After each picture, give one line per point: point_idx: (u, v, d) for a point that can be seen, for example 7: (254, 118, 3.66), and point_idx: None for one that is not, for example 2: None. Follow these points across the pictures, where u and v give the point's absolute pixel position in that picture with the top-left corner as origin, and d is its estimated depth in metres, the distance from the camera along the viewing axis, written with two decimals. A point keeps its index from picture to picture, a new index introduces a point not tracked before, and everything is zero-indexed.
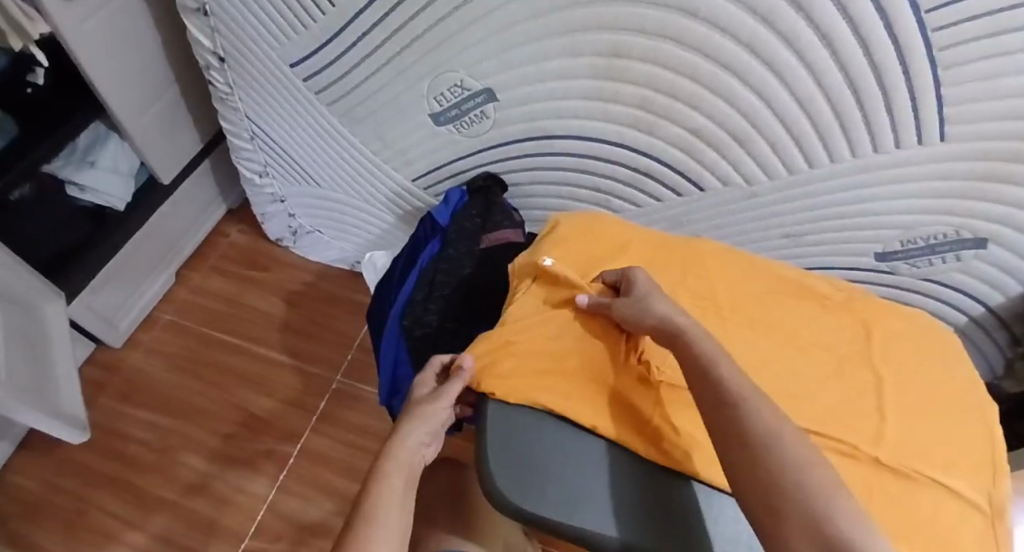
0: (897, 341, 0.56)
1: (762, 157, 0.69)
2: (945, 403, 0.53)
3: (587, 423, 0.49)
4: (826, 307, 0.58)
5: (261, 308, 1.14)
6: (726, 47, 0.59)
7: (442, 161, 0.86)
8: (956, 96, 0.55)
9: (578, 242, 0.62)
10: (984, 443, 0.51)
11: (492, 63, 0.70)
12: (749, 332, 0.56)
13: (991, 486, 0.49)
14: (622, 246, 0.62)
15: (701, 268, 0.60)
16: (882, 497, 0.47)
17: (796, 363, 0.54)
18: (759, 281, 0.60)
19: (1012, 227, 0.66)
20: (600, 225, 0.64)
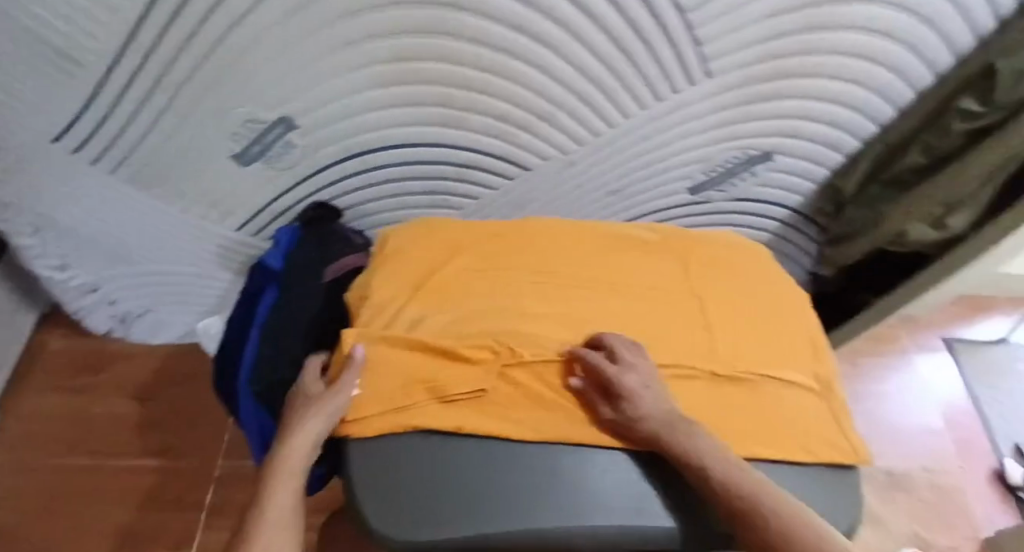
0: (710, 265, 0.62)
1: (568, 127, 0.72)
2: (765, 307, 0.60)
3: (451, 427, 0.47)
4: (648, 251, 0.63)
5: (109, 415, 1.01)
6: (496, 32, 0.61)
7: (264, 204, 0.80)
8: (708, 33, 0.61)
9: (409, 250, 0.60)
10: (805, 333, 0.59)
11: (282, 90, 0.65)
12: (588, 292, 0.58)
13: (819, 368, 0.56)
14: (454, 245, 0.61)
15: (532, 246, 0.62)
16: (734, 405, 0.51)
17: (635, 308, 0.57)
18: (585, 246, 0.63)
19: (790, 135, 0.74)
20: (429, 230, 0.63)
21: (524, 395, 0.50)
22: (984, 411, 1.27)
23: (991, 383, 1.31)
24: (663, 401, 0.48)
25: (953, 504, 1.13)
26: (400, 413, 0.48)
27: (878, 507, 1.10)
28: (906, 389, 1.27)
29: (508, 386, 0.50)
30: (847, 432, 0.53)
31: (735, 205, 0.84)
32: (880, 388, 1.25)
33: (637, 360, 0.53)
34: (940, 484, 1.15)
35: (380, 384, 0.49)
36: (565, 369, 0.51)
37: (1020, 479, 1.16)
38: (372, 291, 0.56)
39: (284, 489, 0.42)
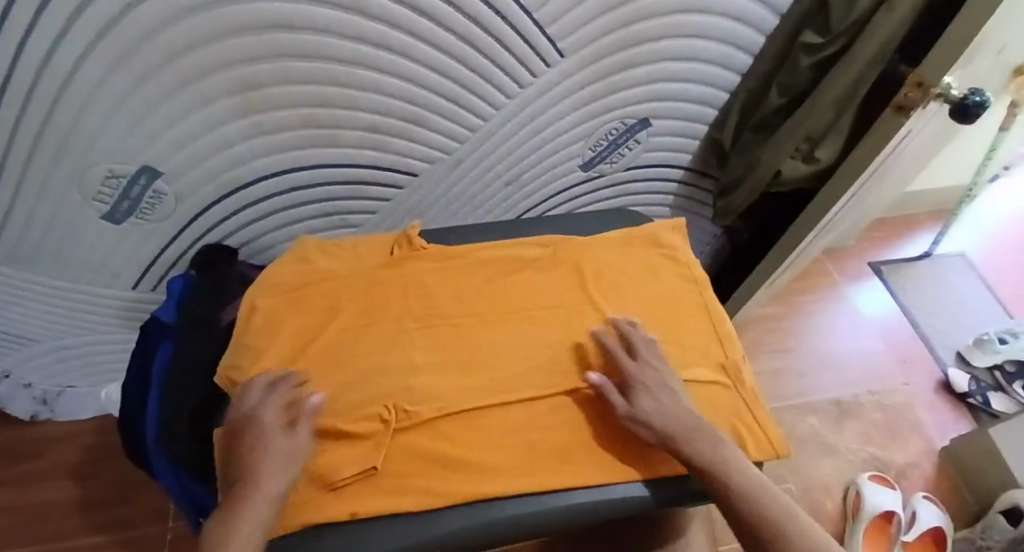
0: (601, 267, 0.62)
1: (443, 127, 0.71)
2: (661, 308, 0.59)
3: (344, 515, 0.43)
4: (536, 264, 0.61)
5: (47, 501, 0.97)
6: (340, 45, 0.59)
7: (153, 257, 0.77)
8: (549, 15, 0.62)
9: (281, 315, 0.55)
10: (704, 323, 0.59)
11: (136, 143, 0.62)
12: (479, 324, 0.56)
13: (723, 358, 0.56)
14: (322, 297, 0.56)
15: (414, 279, 0.59)
16: None
17: (531, 333, 0.56)
18: (469, 271, 0.60)
19: (658, 99, 0.76)
20: (297, 285, 0.57)
21: (420, 458, 0.47)
22: (921, 325, 1.32)
23: (923, 297, 1.36)
24: (671, 399, 0.50)
25: (906, 421, 1.18)
26: (296, 505, 0.44)
27: (833, 438, 1.13)
28: (844, 319, 1.30)
29: (404, 453, 0.47)
30: (758, 423, 0.53)
31: (629, 174, 0.85)
32: (819, 323, 1.29)
33: (534, 396, 0.51)
34: (887, 404, 1.19)
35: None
36: (461, 421, 0.49)
37: (965, 386, 1.21)
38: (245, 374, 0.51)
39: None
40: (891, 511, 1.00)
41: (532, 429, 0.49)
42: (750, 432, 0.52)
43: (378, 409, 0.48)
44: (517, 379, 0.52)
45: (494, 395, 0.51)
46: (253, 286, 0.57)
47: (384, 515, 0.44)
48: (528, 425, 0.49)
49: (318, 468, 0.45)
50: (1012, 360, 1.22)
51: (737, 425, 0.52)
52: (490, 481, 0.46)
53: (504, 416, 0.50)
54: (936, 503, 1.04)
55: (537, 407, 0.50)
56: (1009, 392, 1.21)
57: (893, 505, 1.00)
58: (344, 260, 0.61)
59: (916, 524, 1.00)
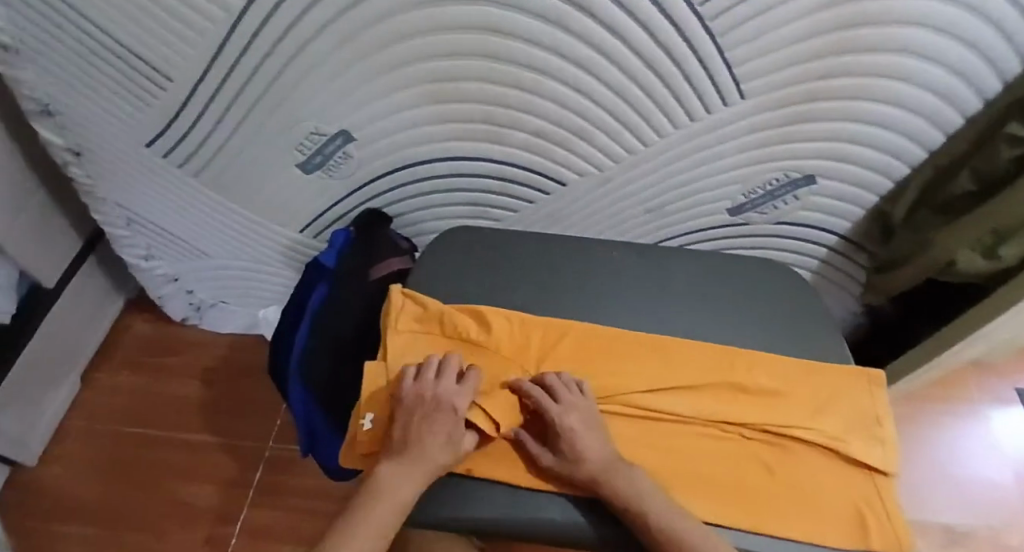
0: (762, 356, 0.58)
1: (603, 144, 0.75)
2: (813, 378, 0.57)
3: (461, 469, 0.50)
4: (671, 297, 0.63)
5: (177, 394, 1.10)
6: (538, 56, 0.65)
7: (325, 207, 0.88)
8: (741, 59, 0.63)
9: (434, 288, 0.63)
10: (861, 402, 0.56)
11: (341, 108, 0.73)
12: (618, 333, 0.58)
13: (865, 434, 0.54)
14: (472, 280, 0.64)
15: (557, 284, 0.63)
16: (764, 472, 0.51)
17: (672, 357, 0.57)
18: (594, 342, 0.58)
19: (828, 160, 0.74)
20: (454, 265, 0.65)
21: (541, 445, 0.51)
22: None
23: None
24: (602, 444, 0.49)
25: None
26: None
27: None
28: (974, 439, 1.18)
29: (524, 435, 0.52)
30: (889, 517, 0.49)
31: (773, 227, 0.85)
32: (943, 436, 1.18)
33: (651, 416, 0.53)
34: (1008, 544, 1.06)
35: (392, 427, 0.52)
36: None
37: None
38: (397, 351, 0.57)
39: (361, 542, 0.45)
40: None
41: (645, 445, 0.52)
42: (876, 519, 0.49)
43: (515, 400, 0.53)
44: (646, 396, 0.54)
45: (615, 403, 0.54)
46: (398, 290, 0.59)
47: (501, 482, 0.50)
48: (648, 444, 0.52)
49: None
50: None
51: (859, 506, 0.50)
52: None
53: (626, 427, 0.53)
54: None
55: (660, 428, 0.53)
56: None
57: None
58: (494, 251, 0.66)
59: None
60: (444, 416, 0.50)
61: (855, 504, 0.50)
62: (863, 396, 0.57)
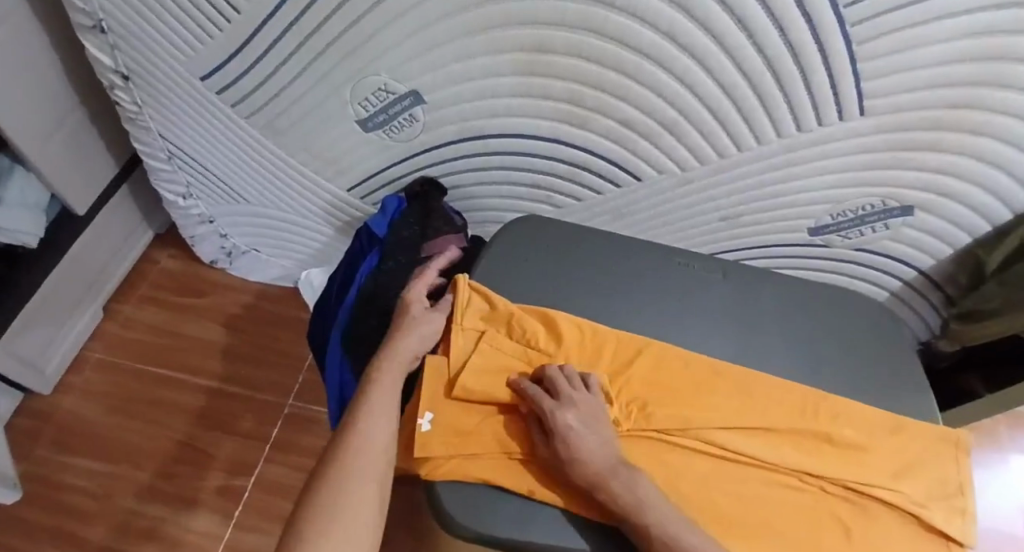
0: (842, 404, 0.53)
1: (694, 143, 0.69)
2: (899, 433, 0.52)
3: (522, 489, 0.45)
4: (755, 325, 0.58)
5: (200, 337, 1.08)
6: (646, 38, 0.59)
7: (378, 168, 0.82)
8: (872, 72, 0.57)
9: (499, 282, 0.59)
10: (952, 470, 0.51)
11: (416, 66, 0.67)
12: (692, 359, 0.54)
13: (949, 502, 0.49)
14: (541, 279, 0.59)
15: (632, 297, 0.59)
16: (837, 531, 0.47)
17: (747, 393, 0.53)
18: (668, 366, 0.53)
19: (933, 193, 0.69)
20: (522, 260, 0.61)
21: None
22: None
23: None
24: (605, 443, 0.46)
25: None
26: (483, 463, 0.46)
27: None
28: None
29: None
30: None
31: (851, 252, 0.80)
32: None
33: (724, 455, 0.49)
34: None
35: (450, 430, 0.49)
36: (652, 447, 0.49)
37: None
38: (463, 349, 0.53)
39: (360, 463, 0.46)
40: None
41: (714, 486, 0.48)
42: None
43: None
44: (718, 432, 0.50)
45: (687, 435, 0.50)
46: (463, 285, 0.55)
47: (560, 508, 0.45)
48: (717, 485, 0.48)
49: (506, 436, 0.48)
50: None
51: None
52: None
53: (693, 462, 0.49)
54: None
55: (728, 467, 0.49)
56: None
57: None
58: (568, 250, 0.61)
59: None
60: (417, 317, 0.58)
61: None
62: (951, 460, 0.51)
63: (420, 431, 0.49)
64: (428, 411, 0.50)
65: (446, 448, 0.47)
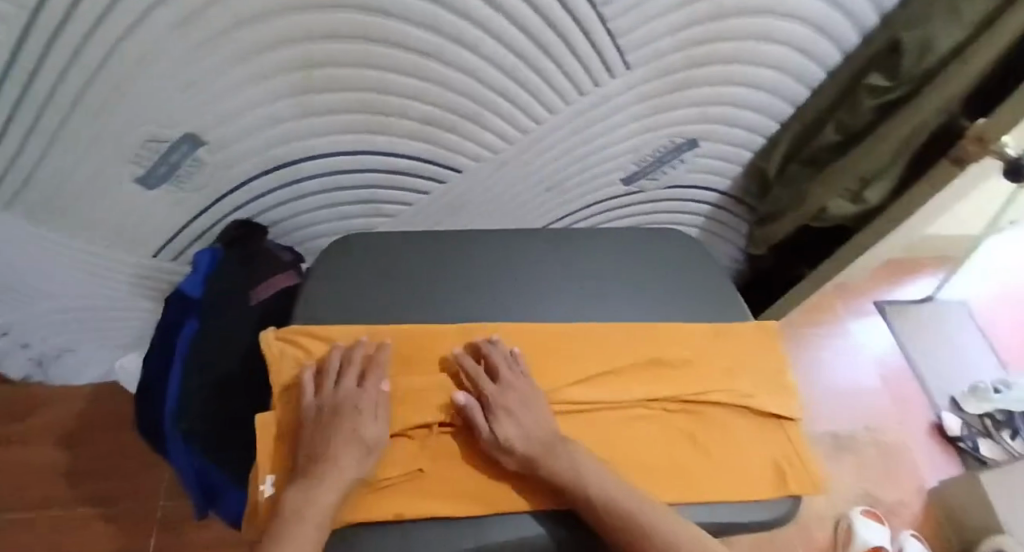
0: (670, 329, 0.57)
1: (496, 127, 0.71)
2: (720, 338, 0.58)
3: (388, 516, 0.44)
4: (584, 279, 0.62)
5: (35, 467, 0.93)
6: (415, 35, 0.58)
7: (180, 225, 0.75)
8: (622, 28, 0.61)
9: (320, 306, 0.55)
10: (769, 356, 0.58)
11: (182, 109, 0.60)
12: (529, 329, 0.55)
13: (770, 386, 0.56)
14: (367, 292, 0.57)
15: (465, 284, 0.59)
16: (689, 444, 0.51)
17: (586, 346, 0.55)
18: (508, 343, 0.54)
19: (709, 124, 0.76)
20: (341, 276, 0.57)
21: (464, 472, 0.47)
22: (917, 365, 1.32)
23: (922, 340, 1.36)
24: (540, 422, 0.48)
25: (899, 458, 1.19)
26: None
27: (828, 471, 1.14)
28: (845, 352, 1.30)
29: (446, 458, 0.48)
30: (800, 461, 0.52)
31: (664, 191, 0.86)
32: (825, 355, 1.29)
33: (577, 410, 0.52)
34: (883, 441, 1.20)
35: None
36: None
37: (957, 430, 1.23)
38: (290, 396, 0.50)
39: (312, 518, 0.41)
40: (880, 547, 1.03)
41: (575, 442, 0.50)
42: (788, 466, 0.52)
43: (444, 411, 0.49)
44: (568, 393, 0.52)
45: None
46: (268, 339, 0.50)
47: (432, 520, 0.45)
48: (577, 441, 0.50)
49: None
50: (1003, 409, 1.24)
51: (776, 460, 0.52)
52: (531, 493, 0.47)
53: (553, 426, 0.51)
54: (922, 542, 1.08)
55: (584, 420, 0.52)
56: (998, 440, 1.22)
57: (882, 541, 1.03)
58: (390, 258, 0.59)
59: None
60: (357, 395, 0.48)
61: (774, 460, 0.52)
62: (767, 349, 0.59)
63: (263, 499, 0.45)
64: (268, 476, 0.47)
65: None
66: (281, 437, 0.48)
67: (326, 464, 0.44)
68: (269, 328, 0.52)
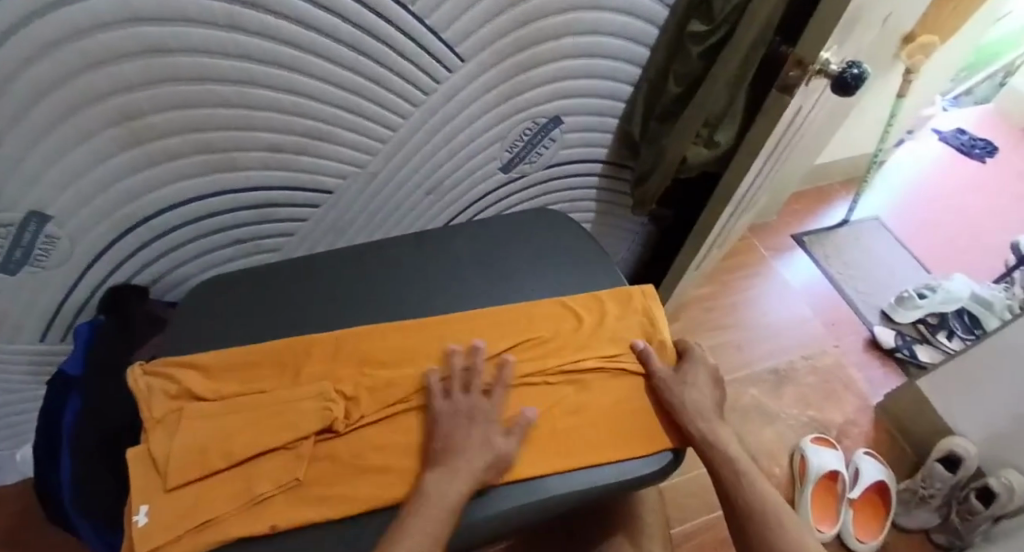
0: (539, 307, 0.62)
1: (351, 141, 0.70)
2: (586, 307, 0.63)
3: (264, 528, 0.45)
4: (448, 279, 0.64)
5: None
6: (229, 67, 0.57)
7: (55, 305, 0.71)
8: (440, 22, 0.62)
9: (190, 346, 0.57)
10: (634, 316, 0.63)
11: (16, 187, 0.56)
12: (405, 331, 0.58)
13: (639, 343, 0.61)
14: (236, 335, 0.58)
15: (337, 309, 0.60)
16: (564, 406, 0.56)
17: (460, 333, 0.59)
18: (384, 344, 0.57)
19: (562, 98, 0.78)
20: (205, 323, 0.58)
21: (342, 466, 0.49)
22: (844, 288, 1.36)
23: (845, 260, 1.41)
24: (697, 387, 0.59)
25: (839, 381, 1.23)
26: (222, 525, 0.45)
27: (773, 405, 1.17)
28: (775, 289, 1.34)
29: (325, 460, 0.49)
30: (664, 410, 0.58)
31: (546, 172, 0.87)
32: (754, 295, 1.33)
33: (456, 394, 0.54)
34: (821, 366, 1.24)
35: (173, 514, 0.45)
36: (387, 423, 0.52)
37: (891, 342, 1.27)
38: (163, 427, 0.50)
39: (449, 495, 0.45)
40: (835, 470, 1.04)
41: None
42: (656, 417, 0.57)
43: (324, 411, 0.50)
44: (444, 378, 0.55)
45: (414, 395, 0.54)
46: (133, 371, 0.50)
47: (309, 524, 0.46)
48: None
49: (242, 485, 0.47)
50: (931, 312, 1.28)
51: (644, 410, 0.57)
52: (416, 482, 0.48)
53: (433, 412, 0.53)
54: (876, 458, 1.09)
55: None
56: (934, 342, 1.27)
57: (835, 464, 1.04)
58: (257, 301, 0.60)
59: (860, 480, 1.05)
60: (480, 401, 0.53)
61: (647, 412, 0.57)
62: (632, 311, 0.63)
63: (138, 528, 0.44)
64: (141, 504, 0.45)
65: (169, 534, 0.44)
66: (152, 466, 0.48)
67: (453, 456, 0.48)
68: (136, 365, 0.53)
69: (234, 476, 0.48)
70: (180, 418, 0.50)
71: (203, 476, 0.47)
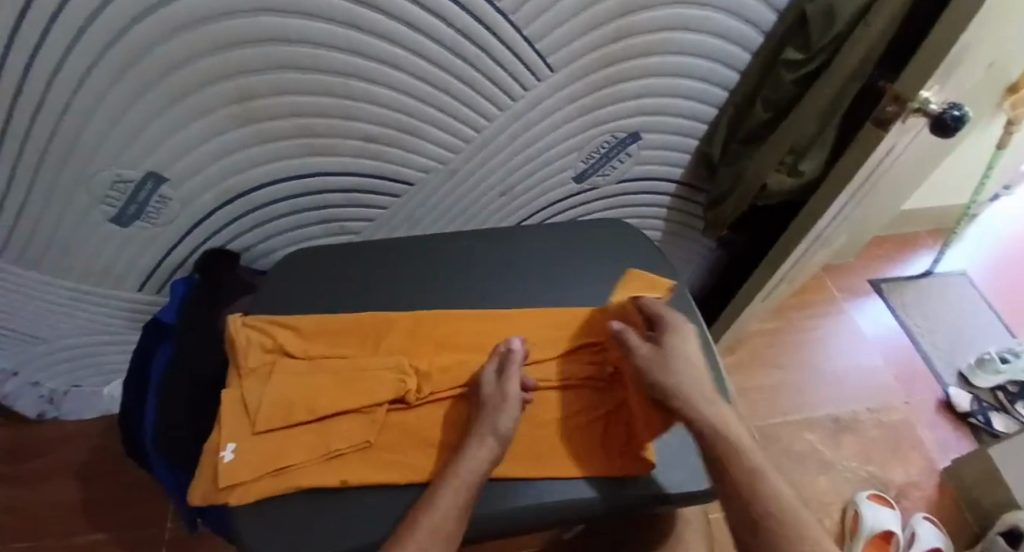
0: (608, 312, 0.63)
1: (437, 138, 0.73)
2: None
3: (334, 482, 0.48)
4: (513, 276, 0.66)
5: (50, 501, 0.96)
6: (339, 59, 0.61)
7: (156, 260, 0.78)
8: (537, 33, 0.65)
9: (276, 307, 0.61)
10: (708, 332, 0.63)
11: (142, 148, 0.63)
12: (479, 318, 0.60)
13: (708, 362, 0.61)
14: (316, 303, 0.62)
15: (407, 292, 0.63)
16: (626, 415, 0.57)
17: (531, 328, 0.60)
18: (459, 329, 0.59)
19: (644, 115, 0.79)
20: (287, 288, 0.63)
21: (410, 437, 0.52)
22: (919, 341, 1.30)
23: (923, 313, 1.34)
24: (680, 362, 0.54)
25: (905, 438, 1.16)
26: (298, 473, 0.49)
27: (828, 453, 1.12)
28: (844, 334, 1.29)
29: (394, 428, 0.52)
30: None
31: (619, 186, 0.88)
32: (819, 337, 1.28)
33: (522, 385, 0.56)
34: (887, 421, 1.18)
35: (256, 456, 0.49)
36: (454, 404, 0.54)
37: (967, 406, 1.19)
38: (255, 376, 0.54)
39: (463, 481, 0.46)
40: (890, 531, 0.98)
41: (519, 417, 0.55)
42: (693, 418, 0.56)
43: (399, 383, 0.53)
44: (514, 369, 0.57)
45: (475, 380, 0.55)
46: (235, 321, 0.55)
47: (373, 485, 0.49)
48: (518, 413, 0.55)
49: (320, 440, 0.50)
50: (1013, 381, 1.20)
51: None
52: None
53: None
54: (936, 524, 1.02)
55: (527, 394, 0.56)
56: (1011, 412, 1.19)
57: (891, 524, 0.99)
58: (335, 274, 0.64)
59: (916, 545, 0.99)
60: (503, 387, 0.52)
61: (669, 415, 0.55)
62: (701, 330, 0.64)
63: (225, 463, 0.49)
64: (229, 442, 0.50)
65: (253, 472, 0.48)
66: (243, 410, 0.52)
67: (466, 450, 0.48)
68: (237, 315, 0.57)
69: (312, 431, 0.51)
70: (272, 371, 0.55)
71: (285, 425, 0.51)
